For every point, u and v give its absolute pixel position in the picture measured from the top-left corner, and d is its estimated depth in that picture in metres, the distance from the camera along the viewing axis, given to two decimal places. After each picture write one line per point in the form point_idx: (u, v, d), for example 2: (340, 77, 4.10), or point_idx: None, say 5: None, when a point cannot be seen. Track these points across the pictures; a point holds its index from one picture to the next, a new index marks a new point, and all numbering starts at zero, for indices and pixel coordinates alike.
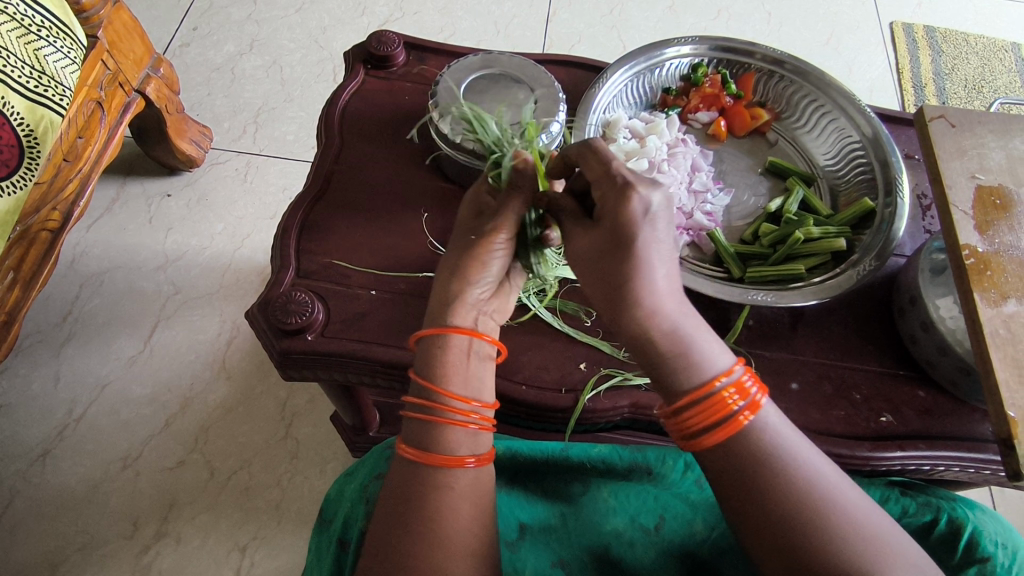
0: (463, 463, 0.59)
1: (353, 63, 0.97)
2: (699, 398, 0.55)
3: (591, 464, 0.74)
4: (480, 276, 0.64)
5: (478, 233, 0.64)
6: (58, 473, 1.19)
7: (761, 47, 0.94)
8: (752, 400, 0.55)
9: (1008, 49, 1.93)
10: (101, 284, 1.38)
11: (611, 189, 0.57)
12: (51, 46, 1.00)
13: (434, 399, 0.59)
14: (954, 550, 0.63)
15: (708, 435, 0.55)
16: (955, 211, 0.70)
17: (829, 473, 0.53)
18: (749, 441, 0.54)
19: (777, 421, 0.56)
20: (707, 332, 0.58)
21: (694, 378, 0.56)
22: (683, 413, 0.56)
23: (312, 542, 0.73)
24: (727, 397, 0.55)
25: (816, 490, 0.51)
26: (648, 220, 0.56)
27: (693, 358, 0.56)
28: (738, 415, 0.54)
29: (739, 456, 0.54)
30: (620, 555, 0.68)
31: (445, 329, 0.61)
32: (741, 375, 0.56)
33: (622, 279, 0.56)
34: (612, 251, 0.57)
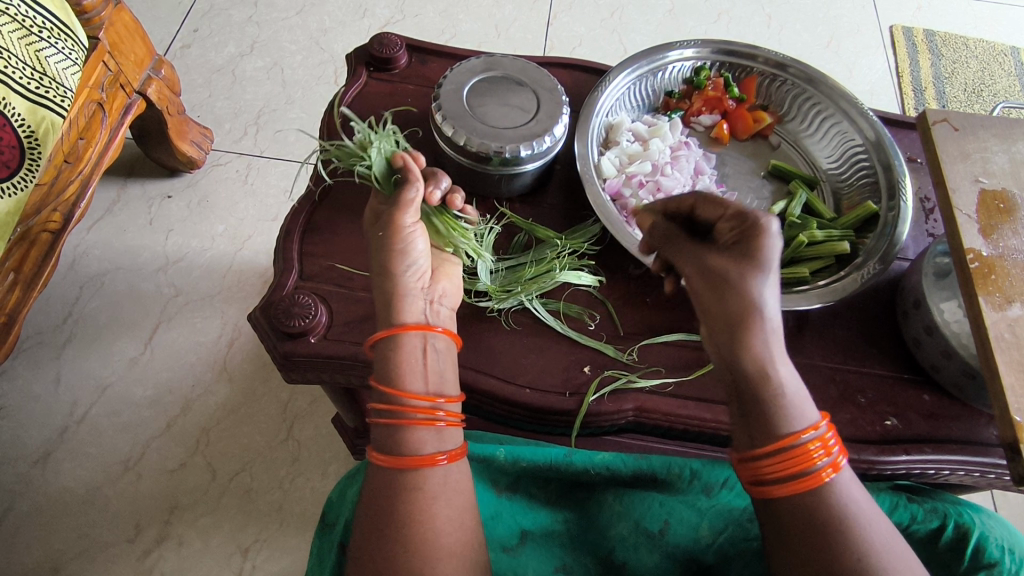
0: (432, 460, 0.58)
1: (355, 65, 0.97)
2: (785, 446, 0.55)
3: (596, 472, 0.72)
4: (406, 268, 0.67)
5: (389, 231, 0.67)
6: (58, 475, 1.19)
7: (763, 51, 0.94)
8: (835, 461, 0.56)
9: (1007, 52, 1.93)
10: (102, 286, 1.37)
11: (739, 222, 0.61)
12: (52, 48, 0.99)
13: (395, 401, 0.60)
14: (961, 557, 0.63)
15: (784, 485, 0.55)
16: (959, 215, 0.70)
17: (890, 537, 0.53)
18: (825, 498, 0.54)
19: (853, 482, 0.56)
20: (798, 383, 0.58)
21: (784, 424, 0.56)
22: (766, 456, 0.56)
23: (315, 546, 0.73)
24: (813, 450, 0.55)
25: (878, 547, 0.52)
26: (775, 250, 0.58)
27: (785, 404, 0.56)
28: (820, 471, 0.55)
29: (810, 510, 0.54)
30: (624, 560, 0.69)
31: (392, 330, 0.63)
32: (826, 431, 0.56)
33: (745, 307, 0.57)
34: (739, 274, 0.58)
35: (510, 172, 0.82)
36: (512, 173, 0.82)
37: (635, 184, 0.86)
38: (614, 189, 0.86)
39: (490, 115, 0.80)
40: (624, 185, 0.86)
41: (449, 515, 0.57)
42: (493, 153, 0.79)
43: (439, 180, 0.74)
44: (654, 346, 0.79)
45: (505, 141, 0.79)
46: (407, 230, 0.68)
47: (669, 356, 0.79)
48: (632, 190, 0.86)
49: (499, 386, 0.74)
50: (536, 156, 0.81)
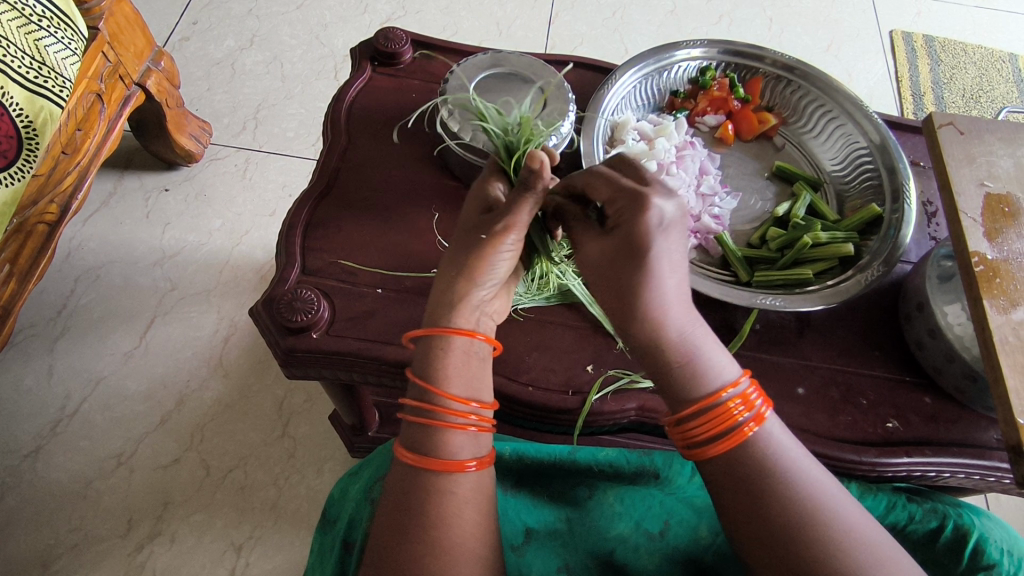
0: (462, 466, 0.57)
1: (360, 59, 0.97)
2: (705, 407, 0.56)
3: (600, 468, 0.74)
4: (488, 280, 0.64)
5: (490, 237, 0.63)
6: (50, 469, 1.18)
7: (770, 52, 0.95)
8: (758, 413, 0.56)
9: (1005, 59, 1.94)
10: (97, 279, 1.36)
11: (624, 200, 0.58)
12: (52, 37, 0.98)
13: (432, 402, 0.59)
14: (961, 557, 0.63)
15: (712, 447, 0.55)
16: (964, 217, 0.70)
17: (824, 486, 0.53)
18: (750, 452, 0.54)
19: (777, 431, 0.56)
20: (711, 343, 0.59)
21: (702, 387, 0.57)
22: (688, 419, 0.56)
23: (315, 543, 0.72)
24: (732, 408, 0.56)
25: (814, 504, 0.52)
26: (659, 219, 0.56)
27: (698, 369, 0.57)
28: (742, 427, 0.55)
29: (734, 466, 0.54)
30: (624, 559, 0.68)
31: (440, 330, 0.61)
32: (746, 388, 0.57)
33: (632, 283, 0.57)
34: (622, 258, 0.58)
35: None
36: None
37: None
38: None
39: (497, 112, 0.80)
40: None
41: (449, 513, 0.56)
42: None
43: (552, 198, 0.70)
44: None
45: None
46: (502, 245, 0.63)
47: None
48: None
49: (501, 382, 0.74)
50: None
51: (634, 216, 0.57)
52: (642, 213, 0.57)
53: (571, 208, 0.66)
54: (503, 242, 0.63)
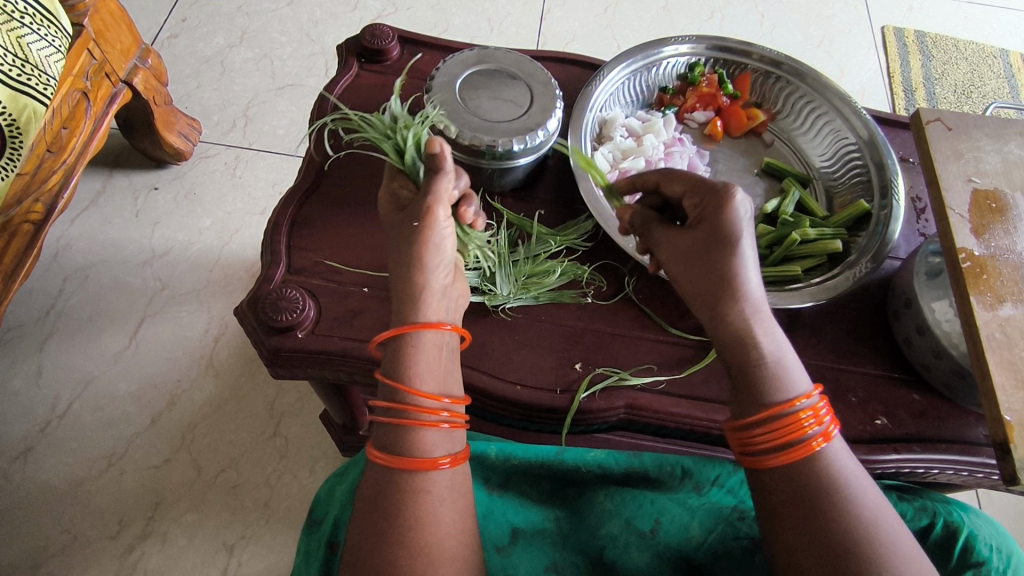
0: (435, 464, 0.57)
1: (346, 56, 0.95)
2: (778, 416, 0.56)
3: (586, 469, 0.73)
4: (436, 264, 0.64)
5: (423, 221, 0.63)
6: (39, 470, 1.17)
7: (759, 48, 0.94)
8: (827, 429, 0.56)
9: (996, 54, 1.94)
10: (85, 279, 1.35)
11: (709, 193, 0.62)
12: (35, 34, 0.97)
13: (402, 400, 0.59)
14: (949, 555, 0.63)
15: (778, 454, 0.56)
16: (952, 214, 0.70)
17: (889, 515, 0.53)
18: (817, 466, 0.55)
19: (844, 452, 0.57)
20: (788, 353, 0.60)
21: (777, 393, 0.58)
22: (759, 424, 0.57)
23: (301, 543, 0.71)
24: (803, 419, 0.56)
25: (870, 522, 0.52)
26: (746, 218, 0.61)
27: (772, 370, 0.58)
28: (812, 440, 0.56)
29: (794, 479, 0.55)
30: (614, 557, 0.68)
31: (409, 327, 0.60)
32: (819, 402, 0.58)
33: (720, 274, 0.60)
34: (710, 247, 0.61)
35: (502, 167, 0.81)
36: (504, 167, 0.81)
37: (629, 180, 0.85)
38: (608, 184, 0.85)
39: (484, 109, 0.79)
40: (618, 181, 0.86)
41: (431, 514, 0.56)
42: (486, 148, 0.78)
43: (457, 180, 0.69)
44: (647, 342, 0.79)
45: (498, 135, 0.78)
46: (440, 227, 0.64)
47: (665, 355, 0.78)
48: None
49: (489, 381, 0.74)
50: (529, 150, 0.80)
51: (722, 207, 0.60)
52: (730, 208, 0.60)
53: (652, 218, 0.70)
54: (436, 221, 0.64)
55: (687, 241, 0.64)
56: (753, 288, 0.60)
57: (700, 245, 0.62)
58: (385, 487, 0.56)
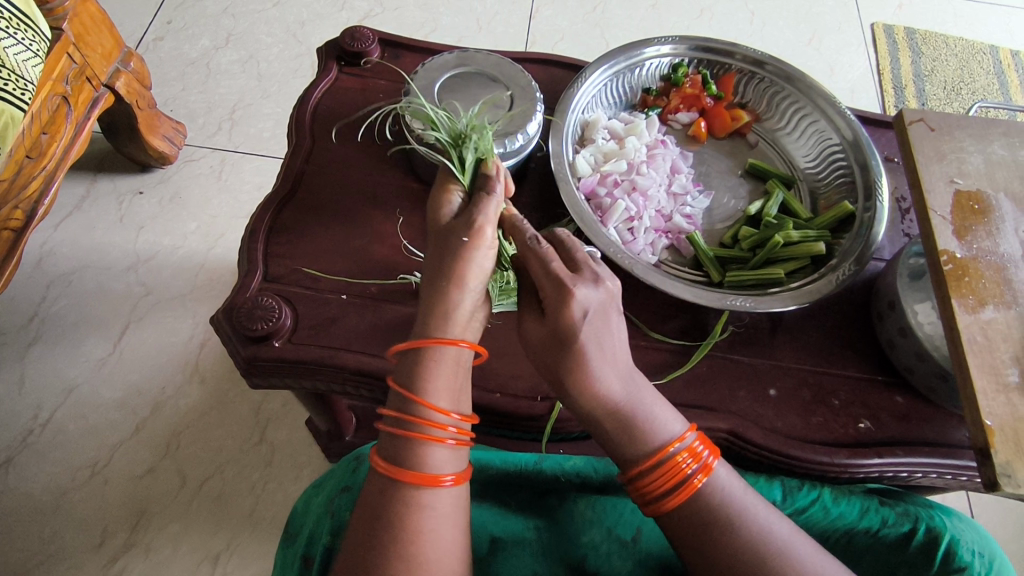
0: (438, 482, 0.56)
1: (326, 59, 0.94)
2: (658, 463, 0.58)
3: (566, 477, 0.73)
4: (475, 284, 0.61)
5: (472, 237, 0.61)
6: (22, 479, 1.16)
7: (741, 48, 0.93)
8: (705, 464, 0.58)
9: (986, 51, 1.94)
10: (69, 285, 1.33)
11: (549, 284, 0.59)
12: (11, 39, 0.96)
13: (414, 413, 0.57)
14: (933, 560, 0.62)
15: (666, 501, 0.57)
16: (934, 215, 0.69)
17: (780, 529, 0.56)
18: (702, 501, 0.57)
19: (724, 477, 0.59)
20: (655, 400, 0.61)
21: (649, 446, 0.59)
22: (639, 475, 0.58)
23: (278, 555, 0.70)
24: (681, 462, 0.58)
25: (763, 540, 0.55)
26: (588, 307, 0.58)
27: (641, 430, 0.59)
28: (691, 478, 0.58)
29: (690, 514, 0.57)
30: (596, 565, 0.67)
31: (431, 341, 0.58)
32: (692, 440, 0.59)
33: (568, 371, 0.58)
34: (556, 346, 0.58)
35: None
36: None
37: (610, 183, 0.85)
38: (589, 188, 0.84)
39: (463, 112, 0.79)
40: (599, 184, 0.85)
41: None
42: None
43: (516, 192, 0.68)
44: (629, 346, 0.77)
45: None
46: (487, 246, 0.61)
47: (645, 360, 0.76)
48: (607, 190, 0.84)
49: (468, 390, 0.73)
50: (509, 155, 0.79)
51: (562, 308, 0.57)
52: (570, 308, 0.57)
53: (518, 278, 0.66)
54: (481, 243, 0.61)
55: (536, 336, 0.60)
56: (605, 372, 0.58)
57: (547, 338, 0.59)
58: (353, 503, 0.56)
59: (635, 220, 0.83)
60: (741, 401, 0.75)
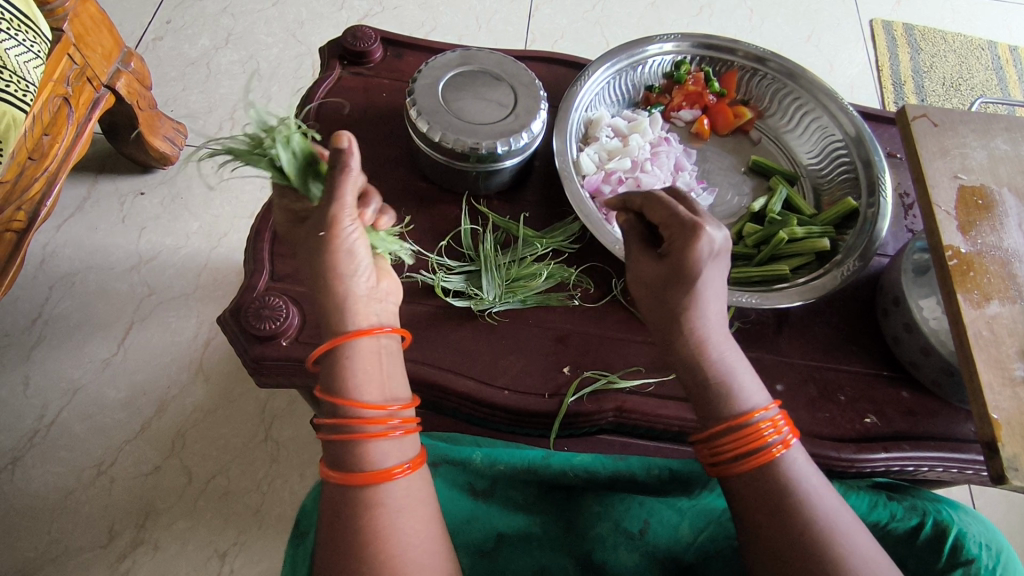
0: (390, 475, 0.57)
1: (328, 59, 0.94)
2: (738, 425, 0.57)
3: (574, 473, 0.72)
4: (354, 270, 0.62)
5: (328, 231, 0.60)
6: (27, 481, 1.15)
7: (743, 44, 0.93)
8: (786, 438, 0.57)
9: (984, 47, 1.94)
10: (72, 286, 1.33)
11: (677, 227, 0.60)
12: (13, 40, 0.95)
13: (346, 415, 0.58)
14: (940, 552, 0.63)
15: (740, 463, 0.57)
16: (938, 211, 0.70)
17: (848, 519, 0.54)
18: (775, 471, 0.56)
19: (803, 459, 0.58)
20: (746, 368, 0.61)
21: (736, 406, 0.59)
22: (721, 433, 0.58)
23: (287, 552, 0.70)
24: (762, 429, 0.57)
25: (829, 524, 0.53)
26: (710, 258, 0.59)
27: (728, 388, 0.59)
28: (771, 446, 0.57)
29: (758, 482, 0.56)
30: (603, 559, 0.68)
31: (341, 339, 0.59)
32: (777, 413, 0.59)
33: (679, 311, 0.60)
34: (669, 284, 0.60)
35: (487, 169, 0.80)
36: (490, 170, 0.81)
37: (614, 181, 0.85)
38: (593, 185, 0.84)
39: (467, 111, 0.79)
40: (604, 181, 0.85)
41: (411, 526, 0.56)
42: (470, 151, 0.77)
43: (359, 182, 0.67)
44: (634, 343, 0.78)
45: (481, 137, 0.77)
46: (345, 232, 0.60)
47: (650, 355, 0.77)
48: (611, 187, 0.84)
49: (477, 388, 0.73)
50: (513, 153, 0.79)
51: (689, 247, 0.58)
52: (698, 245, 0.58)
53: (635, 231, 0.66)
54: (342, 229, 0.60)
55: (650, 274, 0.62)
56: (709, 321, 0.61)
57: (661, 281, 0.61)
58: (362, 502, 0.56)
59: None
60: None
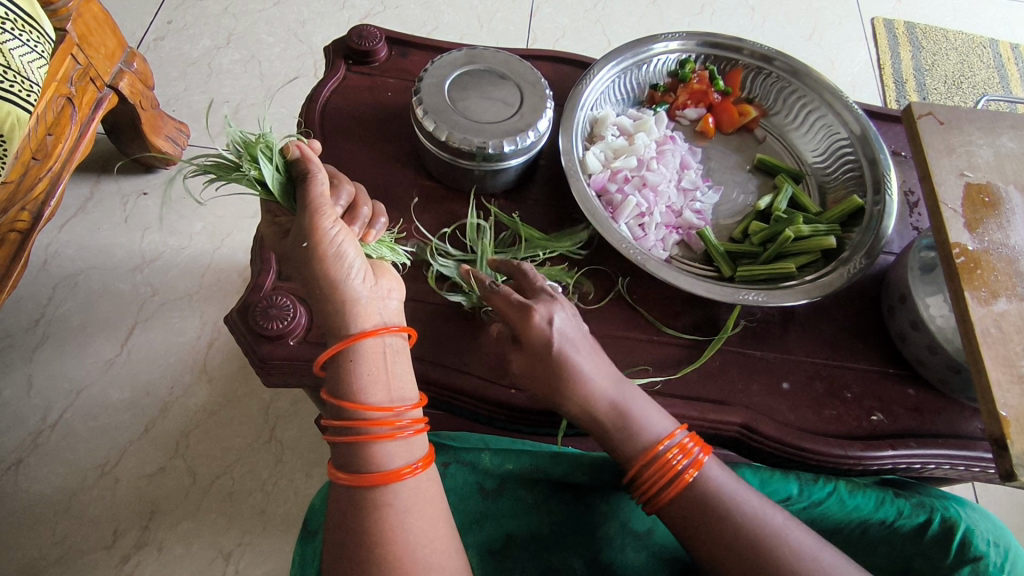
0: (398, 476, 0.57)
1: (333, 58, 0.94)
2: (648, 463, 0.61)
3: (582, 471, 0.70)
4: (347, 273, 0.61)
5: (310, 241, 0.59)
6: (32, 481, 1.15)
7: (749, 43, 0.94)
8: (695, 459, 0.61)
9: (986, 45, 1.95)
10: (76, 286, 1.33)
11: (511, 308, 0.64)
12: (16, 40, 0.95)
13: (352, 417, 0.58)
14: (948, 550, 0.63)
15: (665, 492, 0.60)
16: (945, 208, 0.70)
17: (778, 518, 0.58)
18: (698, 492, 0.60)
19: (718, 474, 0.61)
20: (646, 401, 0.64)
21: (639, 447, 0.62)
22: (637, 474, 0.61)
23: (297, 551, 0.70)
24: (671, 458, 0.61)
25: (760, 529, 0.57)
26: (558, 330, 0.62)
27: (633, 431, 0.62)
28: (683, 473, 0.60)
29: (691, 502, 0.59)
30: (610, 558, 0.69)
31: (346, 342, 0.59)
32: (682, 437, 0.62)
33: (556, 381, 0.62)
34: (537, 360, 0.63)
35: (494, 169, 0.80)
36: (496, 169, 0.81)
37: (620, 179, 0.85)
38: (600, 184, 0.85)
39: (473, 110, 0.79)
40: (610, 180, 0.85)
41: (420, 527, 0.56)
42: (477, 149, 0.77)
43: (338, 191, 0.66)
44: (640, 341, 0.77)
45: (488, 136, 0.77)
46: (328, 233, 0.60)
47: (660, 354, 0.77)
48: (617, 186, 0.85)
49: (484, 387, 0.73)
50: (520, 151, 0.79)
51: (527, 327, 0.62)
52: (533, 322, 0.62)
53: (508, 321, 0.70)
54: (325, 233, 0.60)
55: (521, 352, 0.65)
56: (592, 380, 0.63)
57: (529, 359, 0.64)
58: (370, 503, 0.56)
59: (646, 215, 0.84)
60: (754, 395, 0.75)
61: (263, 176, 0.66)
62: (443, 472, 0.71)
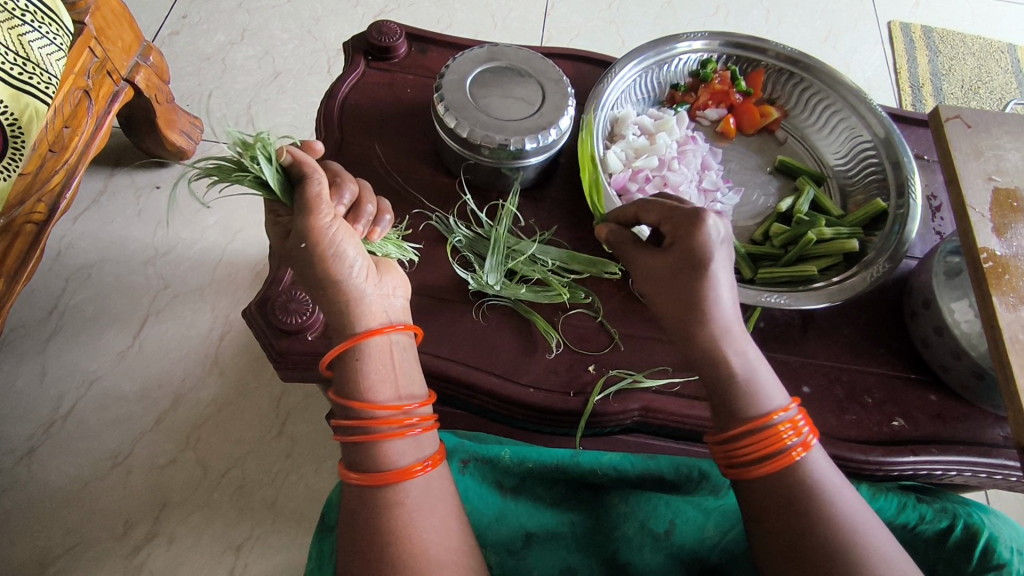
0: (410, 473, 0.57)
1: (353, 53, 0.94)
2: (757, 428, 0.58)
3: (602, 472, 0.73)
4: (348, 271, 0.60)
5: (309, 241, 0.58)
6: (43, 472, 1.16)
7: (773, 44, 0.92)
8: (806, 439, 0.58)
9: (1003, 49, 1.93)
10: (88, 278, 1.33)
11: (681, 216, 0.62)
12: (36, 31, 0.95)
13: (361, 417, 0.58)
14: (970, 556, 0.62)
15: (758, 467, 0.58)
16: (972, 213, 0.69)
17: (867, 520, 0.55)
18: (795, 474, 0.57)
19: (823, 461, 0.59)
20: (765, 368, 0.62)
21: (754, 409, 0.59)
22: (736, 439, 0.59)
23: (313, 547, 0.70)
24: (783, 431, 0.58)
25: (849, 530, 0.54)
26: (715, 243, 0.60)
27: (734, 387, 0.60)
28: (790, 449, 0.57)
29: (775, 487, 0.57)
30: (627, 559, 0.68)
31: (352, 340, 0.59)
32: (796, 413, 0.60)
33: (695, 299, 0.60)
34: (683, 271, 0.61)
35: (514, 167, 0.80)
36: (517, 167, 0.80)
37: (641, 179, 0.84)
38: (620, 183, 0.84)
39: (495, 108, 0.78)
40: (631, 179, 0.85)
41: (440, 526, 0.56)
42: (498, 147, 0.77)
43: (342, 192, 0.64)
44: (661, 343, 0.77)
45: (509, 133, 0.77)
46: (326, 231, 0.58)
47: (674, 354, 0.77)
48: (638, 186, 0.84)
49: (501, 385, 0.73)
50: (541, 149, 0.79)
51: (694, 231, 0.60)
52: (702, 230, 0.60)
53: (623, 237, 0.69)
54: (323, 233, 0.58)
55: (661, 264, 0.63)
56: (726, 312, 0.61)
57: (670, 272, 0.62)
58: (389, 502, 0.56)
59: None
60: None
61: (263, 174, 0.62)
62: (462, 470, 0.73)
